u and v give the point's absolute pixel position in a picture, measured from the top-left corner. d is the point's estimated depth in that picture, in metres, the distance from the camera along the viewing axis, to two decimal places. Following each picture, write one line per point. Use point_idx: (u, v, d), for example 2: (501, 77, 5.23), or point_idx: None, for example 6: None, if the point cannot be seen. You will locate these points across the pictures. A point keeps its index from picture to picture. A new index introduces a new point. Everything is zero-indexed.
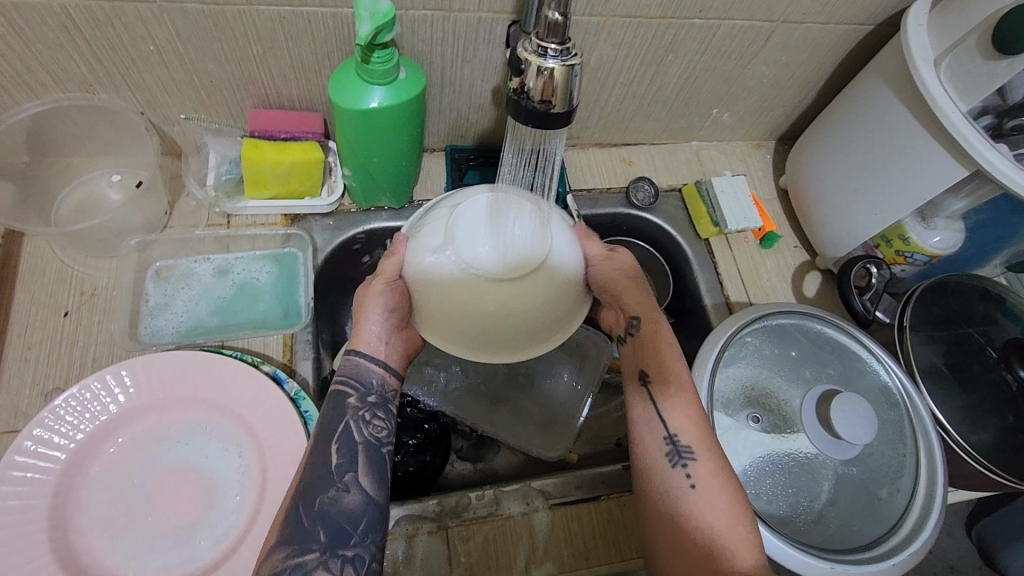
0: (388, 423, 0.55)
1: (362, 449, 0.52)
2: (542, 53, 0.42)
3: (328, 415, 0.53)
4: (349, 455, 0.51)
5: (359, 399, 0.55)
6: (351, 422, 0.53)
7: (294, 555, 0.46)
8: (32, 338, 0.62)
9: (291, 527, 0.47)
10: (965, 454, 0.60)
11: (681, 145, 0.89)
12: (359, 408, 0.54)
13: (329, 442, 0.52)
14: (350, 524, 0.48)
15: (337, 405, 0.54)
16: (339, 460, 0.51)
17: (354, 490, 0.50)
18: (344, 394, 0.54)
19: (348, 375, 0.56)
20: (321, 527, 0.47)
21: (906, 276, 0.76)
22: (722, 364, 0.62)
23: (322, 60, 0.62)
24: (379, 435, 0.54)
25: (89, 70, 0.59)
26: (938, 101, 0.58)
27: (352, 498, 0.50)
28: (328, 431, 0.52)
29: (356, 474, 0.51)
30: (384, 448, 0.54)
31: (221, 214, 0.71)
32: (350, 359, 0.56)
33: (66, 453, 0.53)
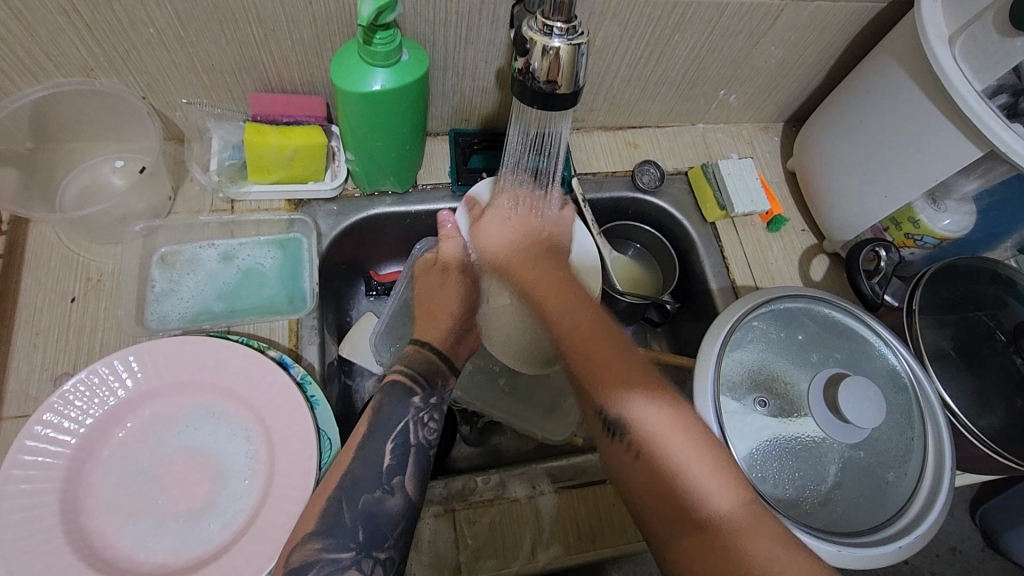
0: (438, 426, 0.57)
1: (412, 451, 0.53)
2: (547, 32, 0.41)
3: (389, 408, 0.54)
4: (399, 457, 0.52)
5: (423, 399, 0.56)
6: (409, 423, 0.54)
7: (329, 549, 0.47)
8: (39, 324, 0.62)
9: (332, 520, 0.48)
10: (974, 438, 0.59)
11: (687, 127, 0.88)
12: (420, 409, 0.56)
13: (384, 440, 0.53)
14: (388, 526, 0.49)
15: (400, 401, 0.55)
16: (389, 463, 0.52)
17: (397, 494, 0.51)
18: (411, 392, 0.56)
19: (410, 370, 0.58)
20: (360, 526, 0.48)
21: (915, 259, 0.75)
22: (729, 347, 0.61)
23: (324, 41, 0.61)
24: (429, 437, 0.55)
25: (89, 54, 0.59)
26: (952, 80, 0.57)
27: (394, 501, 0.51)
28: (383, 426, 0.53)
29: (403, 478, 0.52)
30: (431, 451, 0.55)
31: (225, 199, 0.71)
32: (417, 351, 0.61)
33: (77, 437, 0.54)
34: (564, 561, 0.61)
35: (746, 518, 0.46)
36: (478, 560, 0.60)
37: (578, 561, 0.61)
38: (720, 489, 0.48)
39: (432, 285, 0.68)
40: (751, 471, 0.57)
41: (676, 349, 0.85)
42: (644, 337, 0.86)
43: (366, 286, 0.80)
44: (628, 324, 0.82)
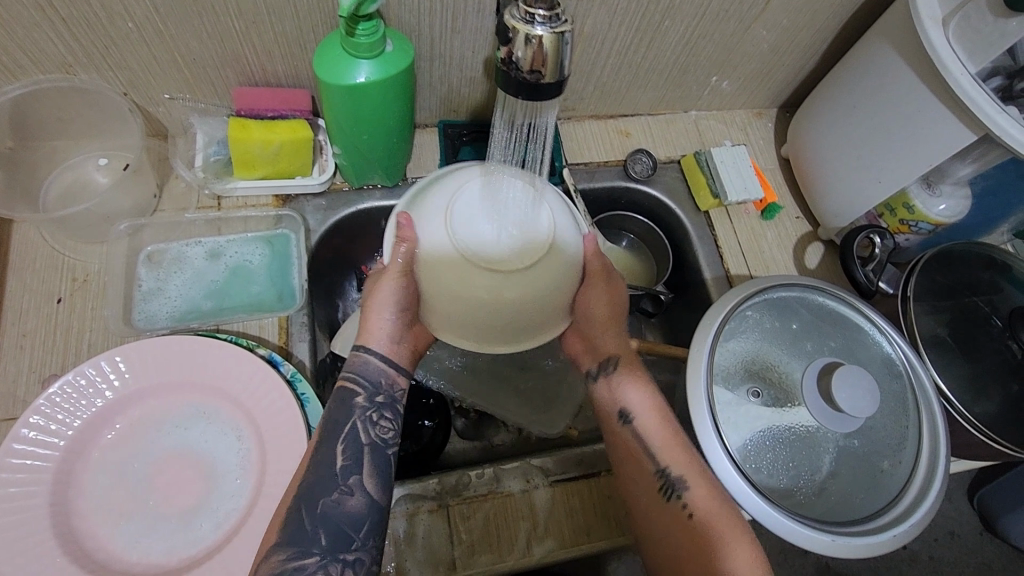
0: (393, 424, 0.54)
1: (367, 450, 0.51)
2: (530, 20, 0.40)
3: (335, 414, 0.52)
4: (354, 458, 0.50)
5: (368, 400, 0.54)
6: (356, 423, 0.52)
7: (294, 558, 0.45)
8: (26, 325, 0.62)
9: (292, 530, 0.46)
10: (969, 426, 0.59)
11: (679, 115, 0.87)
12: (367, 408, 0.53)
13: (334, 444, 0.50)
14: (353, 529, 0.47)
15: (343, 403, 0.53)
16: (343, 462, 0.50)
17: (357, 494, 0.49)
18: (355, 394, 0.54)
19: (353, 373, 0.55)
20: (321, 532, 0.46)
21: (910, 245, 0.74)
22: (722, 338, 0.61)
23: (307, 33, 0.60)
24: (384, 436, 0.53)
25: (67, 50, 0.57)
26: (946, 63, 0.56)
27: (355, 502, 0.49)
28: (331, 432, 0.51)
29: (361, 476, 0.50)
30: (390, 450, 0.53)
31: (211, 196, 0.70)
32: (357, 356, 0.56)
33: (65, 440, 0.53)
34: (559, 554, 0.61)
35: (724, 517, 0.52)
36: (473, 555, 0.60)
37: (573, 554, 0.61)
38: (708, 498, 0.54)
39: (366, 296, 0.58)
40: (745, 462, 0.57)
41: (671, 340, 0.84)
42: (639, 328, 0.86)
43: (358, 282, 0.79)
44: None
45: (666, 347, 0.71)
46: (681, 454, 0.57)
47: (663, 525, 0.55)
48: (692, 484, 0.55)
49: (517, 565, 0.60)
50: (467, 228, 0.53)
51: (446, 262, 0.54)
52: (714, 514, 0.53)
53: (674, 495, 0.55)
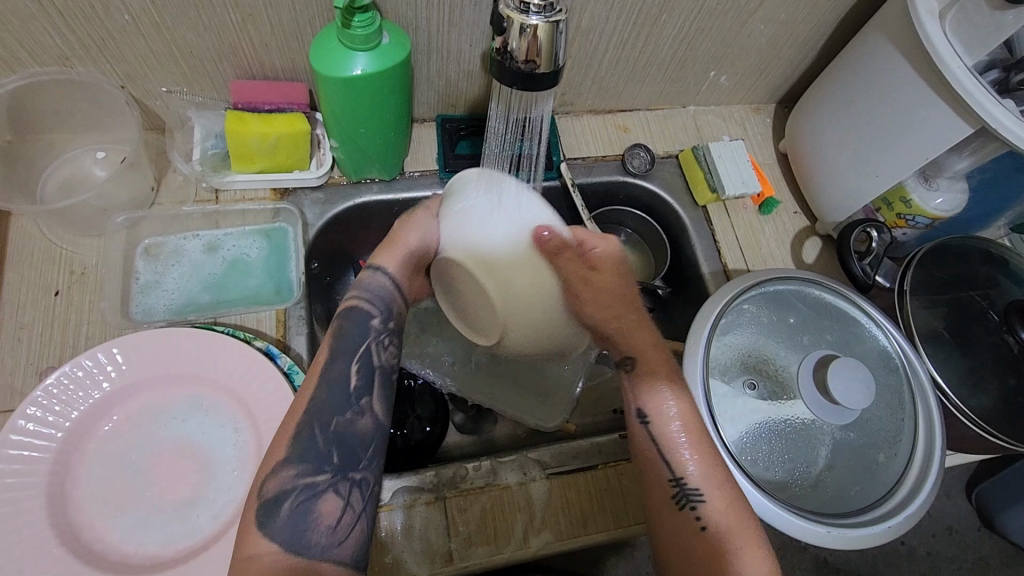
0: (397, 350, 0.56)
1: (376, 375, 0.53)
2: (524, 9, 0.40)
3: (349, 333, 0.53)
4: (364, 380, 0.52)
5: (381, 322, 0.55)
6: (371, 346, 0.53)
7: (305, 475, 0.47)
8: (23, 318, 0.62)
9: (304, 446, 0.48)
10: (965, 418, 0.59)
11: (677, 110, 0.87)
12: (380, 332, 0.55)
13: (349, 365, 0.52)
14: (360, 447, 0.49)
15: (358, 321, 0.54)
16: (356, 384, 0.51)
17: (367, 414, 0.51)
18: (368, 313, 0.55)
19: (366, 294, 0.56)
20: (333, 450, 0.48)
21: (907, 239, 0.74)
22: (718, 331, 0.61)
23: (304, 25, 0.60)
24: (389, 361, 0.54)
25: (64, 42, 0.57)
26: (942, 56, 0.56)
27: (365, 423, 0.50)
28: (345, 350, 0.52)
29: (371, 399, 0.51)
30: (393, 376, 0.54)
31: (208, 189, 0.70)
32: (368, 275, 0.57)
33: (62, 431, 0.53)
34: (555, 546, 0.61)
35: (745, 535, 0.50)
36: (469, 547, 0.60)
37: (570, 546, 0.61)
38: (733, 514, 0.51)
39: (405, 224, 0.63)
40: (741, 454, 0.57)
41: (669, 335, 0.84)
42: None
43: (356, 276, 0.79)
44: None
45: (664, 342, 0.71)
46: (711, 463, 0.53)
47: (679, 535, 0.52)
48: (708, 496, 0.52)
49: (514, 557, 0.60)
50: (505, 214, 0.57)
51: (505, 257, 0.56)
52: (734, 531, 0.51)
53: (688, 505, 0.52)
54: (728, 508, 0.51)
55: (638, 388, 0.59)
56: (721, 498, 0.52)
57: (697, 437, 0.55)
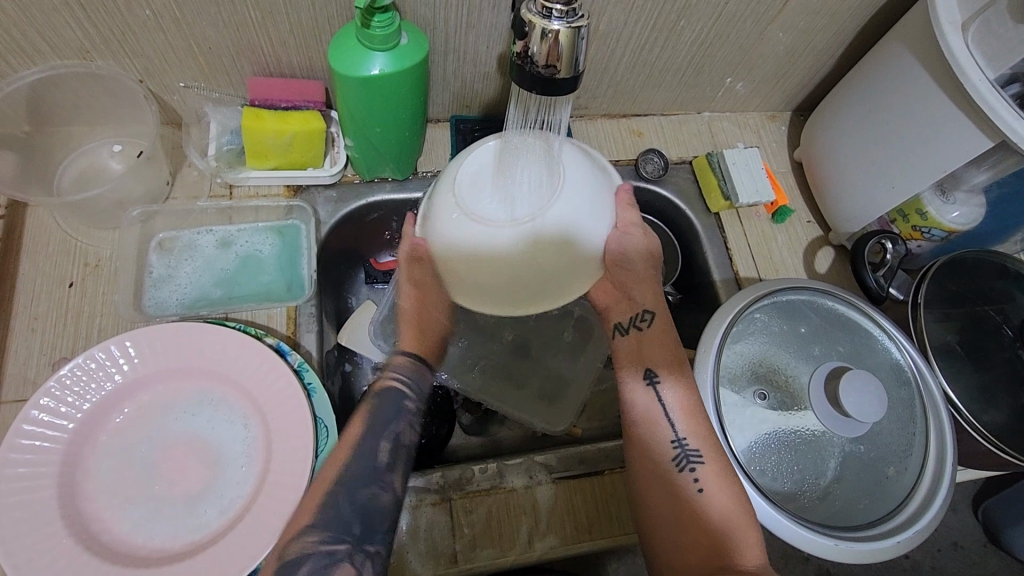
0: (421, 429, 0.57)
1: (404, 449, 0.55)
2: (546, 15, 0.40)
3: (381, 410, 0.56)
4: (391, 455, 0.53)
5: (414, 404, 0.58)
6: (402, 426, 0.55)
7: (326, 542, 0.47)
8: (37, 308, 0.62)
9: (330, 515, 0.49)
10: (976, 433, 0.59)
11: (691, 116, 0.86)
12: (412, 412, 0.57)
13: (377, 438, 0.54)
14: (378, 523, 0.50)
15: (390, 399, 0.57)
16: (383, 459, 0.53)
17: (390, 490, 0.52)
18: (401, 394, 0.57)
19: (395, 373, 0.59)
20: (356, 520, 0.49)
21: (922, 252, 0.74)
22: (729, 339, 0.61)
23: (322, 24, 0.60)
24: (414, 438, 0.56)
25: (85, 36, 0.58)
26: (964, 68, 0.55)
27: (387, 497, 0.51)
28: (377, 426, 0.54)
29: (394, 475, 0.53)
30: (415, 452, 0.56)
31: (223, 184, 0.70)
32: (400, 357, 0.60)
33: (74, 422, 0.54)
34: (560, 551, 0.61)
35: (741, 519, 0.51)
36: (474, 549, 0.60)
37: (574, 551, 0.61)
38: (728, 497, 0.52)
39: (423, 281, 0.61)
40: (750, 464, 0.57)
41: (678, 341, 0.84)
42: None
43: (365, 275, 0.79)
44: None
45: None
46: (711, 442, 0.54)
47: (677, 522, 0.53)
48: (707, 460, 0.54)
49: (519, 560, 0.60)
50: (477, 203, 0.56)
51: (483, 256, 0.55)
52: (733, 519, 0.51)
53: (688, 467, 0.54)
54: (722, 496, 0.52)
55: (643, 352, 0.60)
56: (721, 482, 0.53)
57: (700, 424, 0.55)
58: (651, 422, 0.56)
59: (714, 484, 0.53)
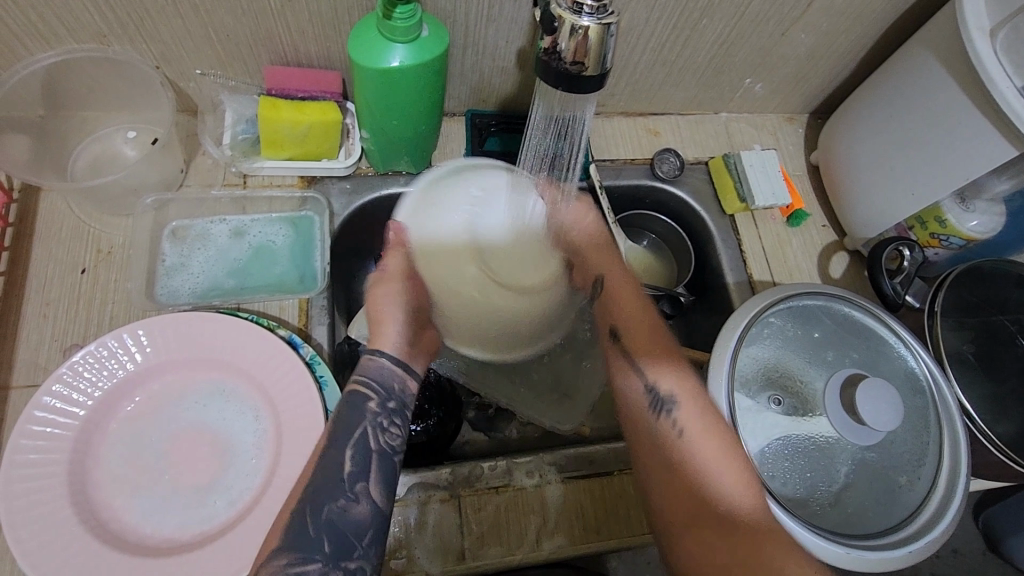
0: (401, 432, 0.51)
1: (375, 456, 0.49)
2: (576, 10, 0.39)
3: (344, 414, 0.50)
4: (361, 464, 0.48)
5: (379, 404, 0.51)
6: (367, 428, 0.49)
7: (296, 563, 0.43)
8: (49, 294, 0.62)
9: (296, 535, 0.44)
10: (989, 444, 0.59)
11: (709, 116, 0.86)
12: (378, 413, 0.51)
13: (341, 448, 0.48)
14: (355, 536, 0.45)
15: (354, 407, 0.50)
16: (349, 469, 0.47)
17: (362, 501, 0.46)
18: (367, 397, 0.51)
19: (366, 376, 0.53)
20: (325, 537, 0.44)
21: (939, 259, 0.73)
22: (744, 343, 0.60)
23: (341, 14, 0.60)
24: (392, 442, 0.50)
25: (103, 20, 0.57)
26: (991, 75, 0.55)
27: (360, 509, 0.46)
28: (342, 434, 0.49)
29: (367, 483, 0.47)
30: (397, 457, 0.50)
31: (237, 173, 0.70)
32: (371, 360, 0.54)
33: (85, 409, 0.54)
34: (568, 551, 0.60)
35: (766, 514, 0.49)
36: (482, 546, 0.60)
37: (581, 551, 0.61)
38: (740, 481, 0.51)
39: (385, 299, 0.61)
40: (761, 468, 0.56)
41: (689, 343, 0.84)
42: None
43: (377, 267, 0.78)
44: None
45: (685, 350, 0.69)
46: (698, 417, 0.54)
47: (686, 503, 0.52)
48: (682, 403, 0.55)
49: (525, 560, 0.60)
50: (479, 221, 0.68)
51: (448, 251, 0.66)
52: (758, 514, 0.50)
53: (664, 411, 0.55)
54: (743, 491, 0.51)
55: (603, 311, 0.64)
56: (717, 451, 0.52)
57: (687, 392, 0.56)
58: (671, 421, 0.55)
59: (732, 476, 0.51)
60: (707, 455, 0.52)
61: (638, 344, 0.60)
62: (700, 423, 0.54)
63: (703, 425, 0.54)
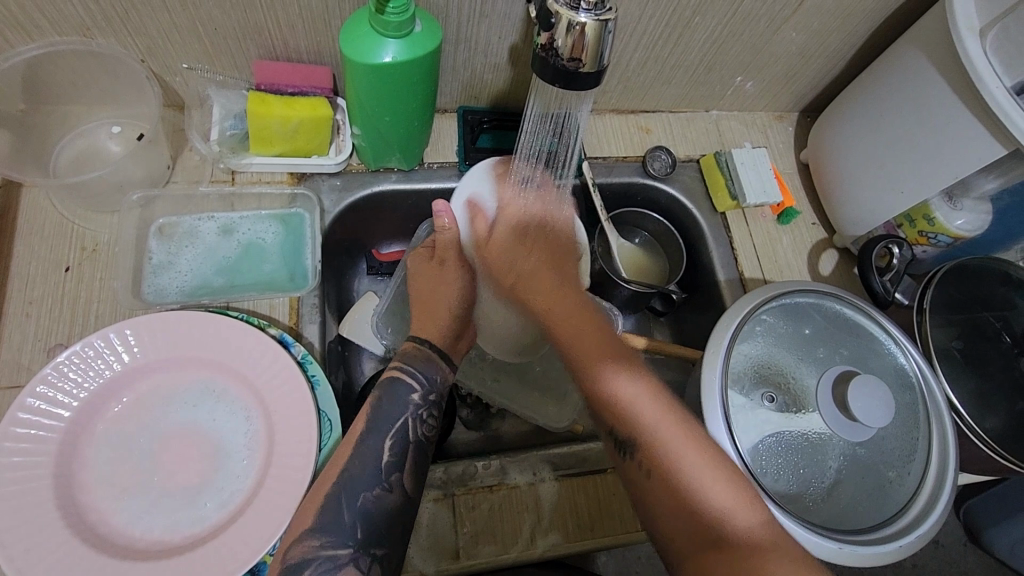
0: (436, 424, 0.55)
1: (411, 446, 0.52)
2: (574, 6, 0.39)
3: (386, 406, 0.53)
4: (399, 454, 0.51)
5: (422, 396, 0.55)
6: (409, 420, 0.53)
7: (328, 546, 0.46)
8: (32, 293, 0.60)
9: (330, 518, 0.47)
10: (977, 440, 0.59)
11: (699, 114, 0.86)
12: (419, 406, 0.54)
13: (383, 438, 0.51)
14: (386, 524, 0.48)
15: (401, 397, 0.54)
16: (388, 459, 0.50)
17: (395, 490, 0.50)
18: (410, 388, 0.55)
19: (406, 365, 0.56)
20: (358, 524, 0.47)
21: (926, 257, 0.74)
22: (737, 340, 0.60)
23: (332, 9, 0.59)
24: (428, 433, 0.54)
25: (86, 12, 0.56)
26: (981, 74, 0.55)
27: (393, 498, 0.49)
28: (381, 424, 0.52)
29: (401, 474, 0.50)
30: (429, 448, 0.54)
31: (225, 170, 0.68)
32: (419, 350, 0.58)
33: (71, 411, 0.52)
34: (562, 549, 0.60)
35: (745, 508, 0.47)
36: (476, 546, 0.59)
37: (576, 549, 0.61)
38: (720, 482, 0.48)
39: (428, 281, 0.64)
40: (755, 464, 0.56)
41: (680, 340, 0.84)
42: (647, 327, 0.85)
43: (368, 265, 0.77)
44: (631, 312, 0.81)
45: (676, 347, 0.69)
46: (651, 402, 0.53)
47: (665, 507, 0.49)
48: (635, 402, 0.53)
49: (520, 558, 0.60)
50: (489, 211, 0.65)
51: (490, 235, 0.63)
52: (733, 511, 0.46)
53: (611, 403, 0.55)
54: (714, 486, 0.48)
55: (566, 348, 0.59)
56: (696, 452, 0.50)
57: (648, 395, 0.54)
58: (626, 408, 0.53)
59: (712, 474, 0.48)
60: (682, 455, 0.50)
61: (584, 333, 0.59)
62: (658, 414, 0.52)
63: (644, 402, 0.53)
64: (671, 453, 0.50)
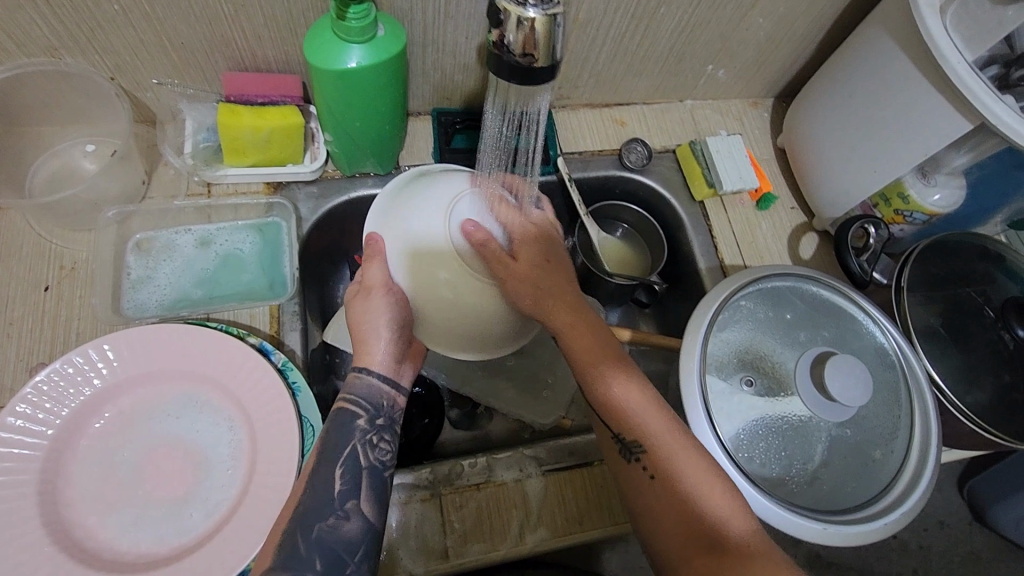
0: (390, 446, 0.53)
1: (364, 473, 0.50)
2: (522, 2, 0.40)
3: (333, 438, 0.51)
4: (351, 482, 0.49)
5: (368, 422, 0.52)
6: (356, 448, 0.51)
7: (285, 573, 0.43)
8: (13, 314, 0.61)
9: (288, 554, 0.44)
10: (959, 415, 0.59)
11: (674, 104, 0.86)
12: (367, 431, 0.52)
13: (332, 466, 0.49)
14: (348, 552, 0.46)
15: (343, 427, 0.51)
16: (341, 487, 0.49)
17: (353, 518, 0.48)
18: (355, 415, 0.52)
19: (353, 395, 0.53)
20: (317, 556, 0.45)
21: (904, 235, 0.74)
22: (716, 328, 0.61)
23: (297, 17, 0.59)
24: (383, 458, 0.52)
25: (51, 32, 0.56)
26: (944, 51, 0.55)
27: (351, 525, 0.48)
28: (331, 454, 0.50)
29: (358, 500, 0.49)
30: (386, 472, 0.52)
31: (200, 182, 0.69)
32: (358, 378, 0.54)
33: (53, 429, 0.53)
34: (551, 543, 0.61)
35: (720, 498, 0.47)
36: (466, 544, 0.59)
37: (566, 543, 0.61)
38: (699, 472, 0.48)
39: (364, 317, 0.55)
40: (738, 451, 0.56)
41: (665, 330, 0.85)
42: (632, 319, 0.86)
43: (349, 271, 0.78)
44: (615, 305, 0.81)
45: (660, 338, 0.69)
46: (637, 391, 0.53)
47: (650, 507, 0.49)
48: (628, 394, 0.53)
49: (510, 554, 0.60)
50: (419, 222, 0.57)
51: (428, 252, 0.56)
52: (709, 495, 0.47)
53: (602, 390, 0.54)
54: (708, 484, 0.48)
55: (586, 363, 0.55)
56: (679, 446, 0.50)
57: (642, 396, 0.53)
58: (626, 407, 0.53)
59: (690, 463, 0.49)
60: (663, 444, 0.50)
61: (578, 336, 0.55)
62: (656, 413, 0.52)
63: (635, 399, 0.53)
64: (666, 445, 0.50)
